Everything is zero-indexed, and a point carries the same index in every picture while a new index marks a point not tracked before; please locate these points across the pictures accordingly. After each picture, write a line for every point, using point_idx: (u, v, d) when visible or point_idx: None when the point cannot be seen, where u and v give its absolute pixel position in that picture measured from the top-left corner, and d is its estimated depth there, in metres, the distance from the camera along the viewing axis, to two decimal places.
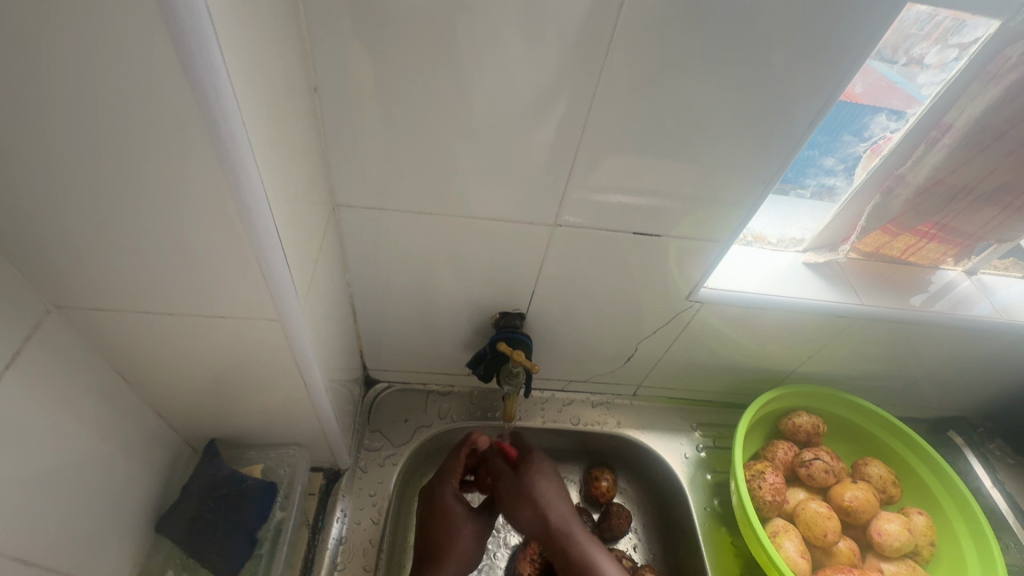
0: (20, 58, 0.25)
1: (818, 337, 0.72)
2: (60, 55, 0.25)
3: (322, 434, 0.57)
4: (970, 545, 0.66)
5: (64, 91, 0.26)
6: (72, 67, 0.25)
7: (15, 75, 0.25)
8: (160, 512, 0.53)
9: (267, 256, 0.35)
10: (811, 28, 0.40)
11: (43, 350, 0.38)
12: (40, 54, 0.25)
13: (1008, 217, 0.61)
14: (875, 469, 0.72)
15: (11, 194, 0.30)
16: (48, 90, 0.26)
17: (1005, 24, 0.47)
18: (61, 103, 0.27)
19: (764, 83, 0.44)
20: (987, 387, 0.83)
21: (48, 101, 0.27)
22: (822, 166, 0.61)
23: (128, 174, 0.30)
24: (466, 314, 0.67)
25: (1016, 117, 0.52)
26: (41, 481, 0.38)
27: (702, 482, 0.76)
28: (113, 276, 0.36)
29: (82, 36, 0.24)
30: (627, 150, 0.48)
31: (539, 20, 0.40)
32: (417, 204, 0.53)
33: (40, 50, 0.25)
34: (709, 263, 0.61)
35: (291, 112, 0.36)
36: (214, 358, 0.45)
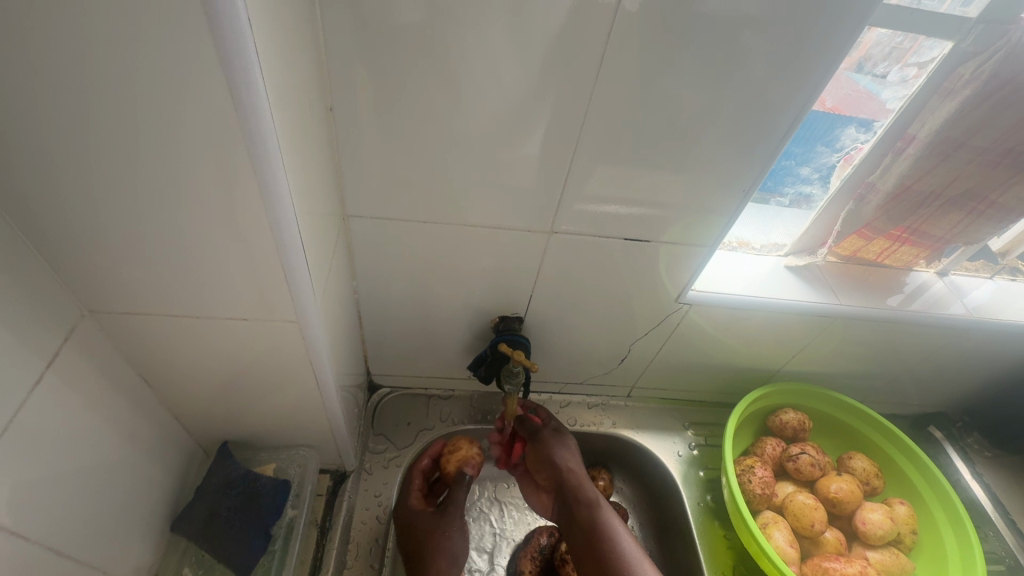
0: (82, 85, 0.28)
1: (802, 337, 0.76)
2: (117, 83, 0.28)
3: (331, 434, 0.59)
4: (949, 533, 0.70)
5: (118, 114, 0.30)
6: (127, 93, 0.29)
7: (75, 100, 0.29)
8: (176, 511, 0.56)
9: (290, 261, 0.38)
10: (780, 51, 0.45)
11: (77, 352, 0.40)
12: (100, 82, 0.28)
13: (973, 221, 0.65)
14: (859, 462, 0.75)
15: (61, 206, 0.34)
16: (103, 113, 0.29)
17: (957, 45, 0.51)
18: (113, 124, 0.30)
19: (742, 99, 0.48)
20: (964, 383, 0.87)
21: (102, 123, 0.30)
22: (799, 175, 0.66)
23: (167, 187, 0.33)
24: (467, 319, 0.70)
25: (975, 128, 0.56)
26: (72, 475, 0.41)
27: (695, 479, 0.79)
28: (146, 282, 0.39)
29: (138, 67, 0.28)
30: (617, 161, 0.52)
31: (536, 44, 0.44)
32: (422, 213, 0.56)
33: (100, 78, 0.28)
34: (696, 267, 0.64)
35: (312, 130, 0.40)
36: (232, 361, 0.48)
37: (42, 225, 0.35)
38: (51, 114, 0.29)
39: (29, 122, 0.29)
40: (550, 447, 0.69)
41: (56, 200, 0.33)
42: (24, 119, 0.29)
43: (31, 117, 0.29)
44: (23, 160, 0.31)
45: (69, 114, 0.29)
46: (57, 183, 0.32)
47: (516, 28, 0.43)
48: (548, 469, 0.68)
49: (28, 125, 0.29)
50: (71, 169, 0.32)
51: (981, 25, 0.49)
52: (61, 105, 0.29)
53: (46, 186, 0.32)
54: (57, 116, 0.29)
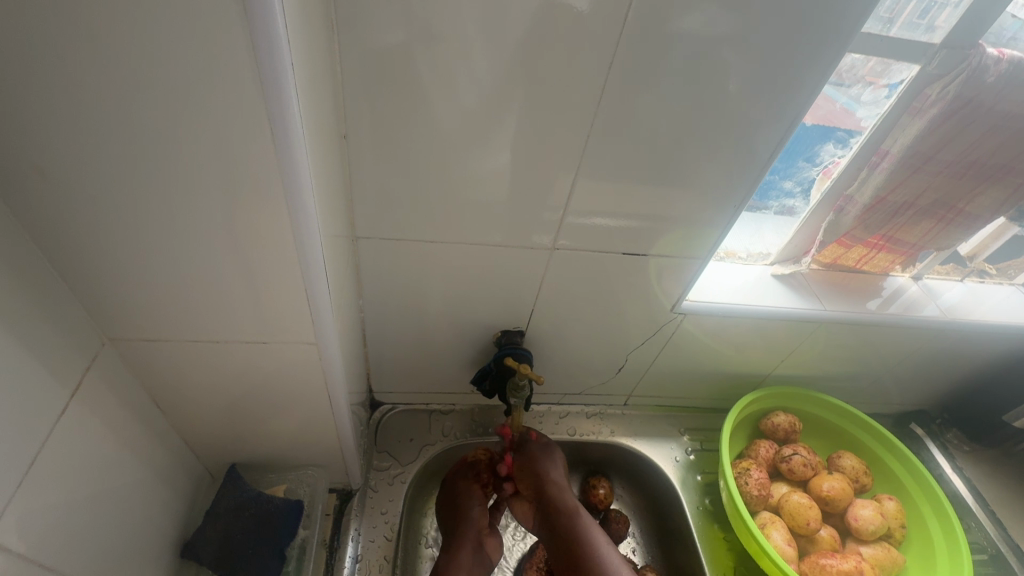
0: (124, 121, 0.29)
1: (789, 342, 0.80)
2: (160, 119, 0.30)
3: (340, 453, 0.60)
4: (935, 525, 0.73)
5: (158, 148, 0.31)
6: (169, 129, 0.30)
7: (118, 135, 0.30)
8: (185, 537, 0.55)
9: (313, 284, 0.39)
10: (766, 76, 0.48)
11: (98, 378, 0.41)
12: (143, 120, 0.30)
13: (943, 228, 0.70)
14: (848, 460, 0.78)
15: (92, 234, 0.35)
16: (142, 146, 0.31)
17: (923, 68, 0.56)
18: (151, 157, 0.31)
19: (730, 120, 0.51)
20: (942, 381, 0.91)
21: (140, 155, 0.31)
22: (782, 189, 0.70)
23: (199, 216, 0.35)
24: (470, 334, 0.71)
25: (941, 145, 0.59)
26: (90, 500, 0.41)
27: (693, 483, 0.81)
28: (166, 307, 0.40)
29: (180, 103, 0.29)
30: (615, 178, 0.55)
31: (541, 70, 0.46)
32: (428, 231, 0.58)
33: (143, 115, 0.29)
34: (688, 278, 0.67)
35: (331, 156, 0.41)
36: (246, 383, 0.49)
37: (71, 253, 0.35)
38: (92, 148, 0.30)
39: (69, 156, 0.30)
40: (534, 457, 0.71)
41: (87, 229, 0.34)
42: (64, 154, 0.30)
43: (70, 150, 0.30)
44: (59, 191, 0.32)
45: (111, 147, 0.30)
46: (91, 213, 0.33)
47: (522, 56, 0.45)
48: (531, 479, 0.70)
49: (68, 157, 0.30)
50: (107, 199, 0.33)
51: (944, 50, 0.54)
52: (102, 141, 0.30)
53: (80, 215, 0.33)
54: (98, 149, 0.30)
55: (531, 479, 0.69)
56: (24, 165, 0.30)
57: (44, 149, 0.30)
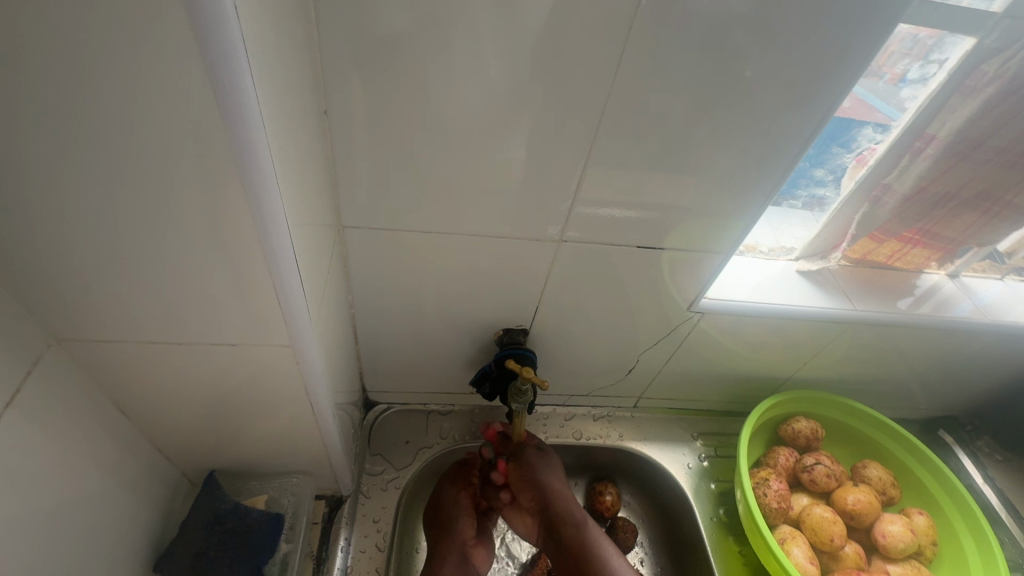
0: (38, 89, 0.24)
1: (813, 343, 0.74)
2: (83, 86, 0.24)
3: (327, 460, 0.55)
4: (969, 543, 0.68)
5: (85, 122, 0.26)
6: (95, 98, 0.25)
7: (33, 106, 0.25)
8: (161, 549, 0.51)
9: (284, 282, 0.34)
10: (809, 47, 0.42)
11: (43, 387, 0.36)
12: (61, 87, 0.24)
13: (987, 222, 0.64)
14: (874, 471, 0.73)
15: (20, 225, 0.29)
16: (65, 119, 0.25)
17: (980, 41, 0.49)
18: (78, 133, 0.26)
19: (766, 100, 0.45)
20: (974, 385, 0.85)
21: (65, 131, 0.26)
22: (813, 177, 0.63)
23: (145, 204, 0.29)
24: (470, 332, 0.66)
25: (994, 129, 0.54)
26: (39, 525, 0.36)
27: (706, 492, 0.76)
28: (120, 306, 0.35)
29: (106, 66, 0.24)
30: (631, 165, 0.49)
31: (549, 40, 0.40)
32: (424, 222, 0.53)
33: (61, 80, 0.24)
34: (710, 273, 0.61)
35: (306, 135, 0.36)
36: (220, 387, 0.44)
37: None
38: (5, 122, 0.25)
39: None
40: (534, 468, 0.67)
41: (13, 219, 0.29)
42: None
43: None
44: None
45: (27, 121, 0.25)
46: (16, 201, 0.28)
47: (530, 24, 0.39)
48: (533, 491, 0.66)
49: None
50: (32, 185, 0.28)
51: (1006, 20, 0.47)
52: (15, 113, 0.25)
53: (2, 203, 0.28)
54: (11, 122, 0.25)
55: (534, 491, 0.66)
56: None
57: None
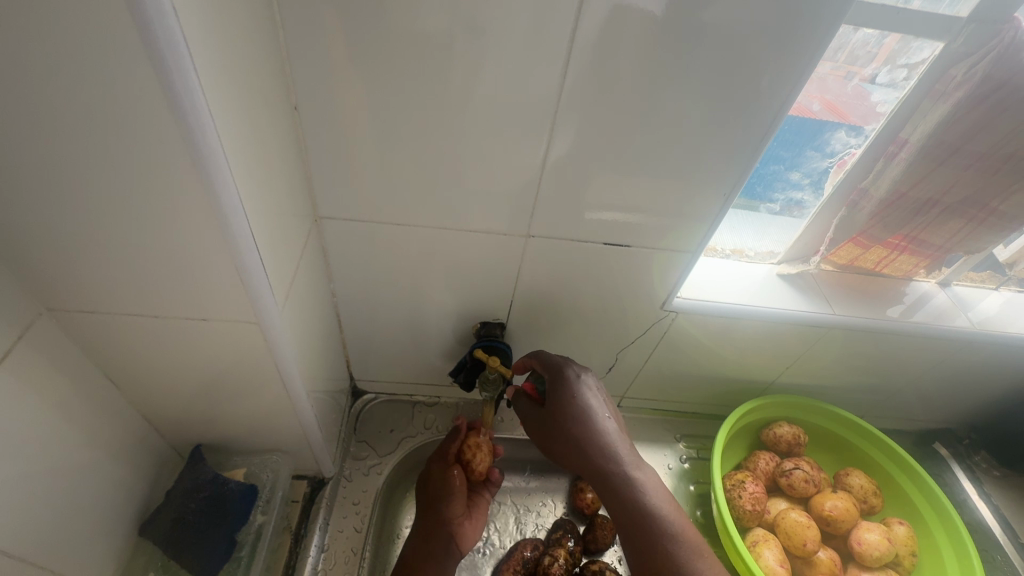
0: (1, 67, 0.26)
1: (798, 348, 0.73)
2: (42, 67, 0.26)
3: (305, 441, 0.58)
4: (950, 555, 0.67)
5: (46, 100, 0.28)
6: (52, 77, 0.27)
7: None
8: (144, 518, 0.54)
9: (245, 260, 0.36)
10: (761, 47, 0.43)
11: (30, 350, 0.39)
12: (22, 66, 0.26)
13: (974, 230, 0.63)
14: (856, 479, 0.72)
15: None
16: (28, 99, 0.28)
17: (948, 45, 0.50)
18: (42, 110, 0.28)
19: (723, 98, 0.46)
20: (971, 398, 0.84)
21: (30, 109, 0.28)
22: (789, 181, 0.64)
23: (109, 181, 0.31)
24: (451, 325, 0.69)
25: (970, 134, 0.53)
26: (26, 483, 0.40)
27: (685, 493, 0.76)
28: (96, 281, 0.38)
29: (59, 49, 0.26)
30: (594, 162, 0.50)
31: (504, 41, 0.42)
32: (397, 216, 0.55)
33: (20, 60, 0.26)
34: (683, 270, 0.61)
35: (268, 126, 0.39)
36: (197, 363, 0.46)
37: None
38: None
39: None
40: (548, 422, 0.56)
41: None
42: None
43: None
44: None
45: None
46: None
47: (484, 25, 0.41)
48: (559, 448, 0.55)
49: None
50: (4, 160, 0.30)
51: (972, 25, 0.48)
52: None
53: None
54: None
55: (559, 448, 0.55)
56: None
57: None
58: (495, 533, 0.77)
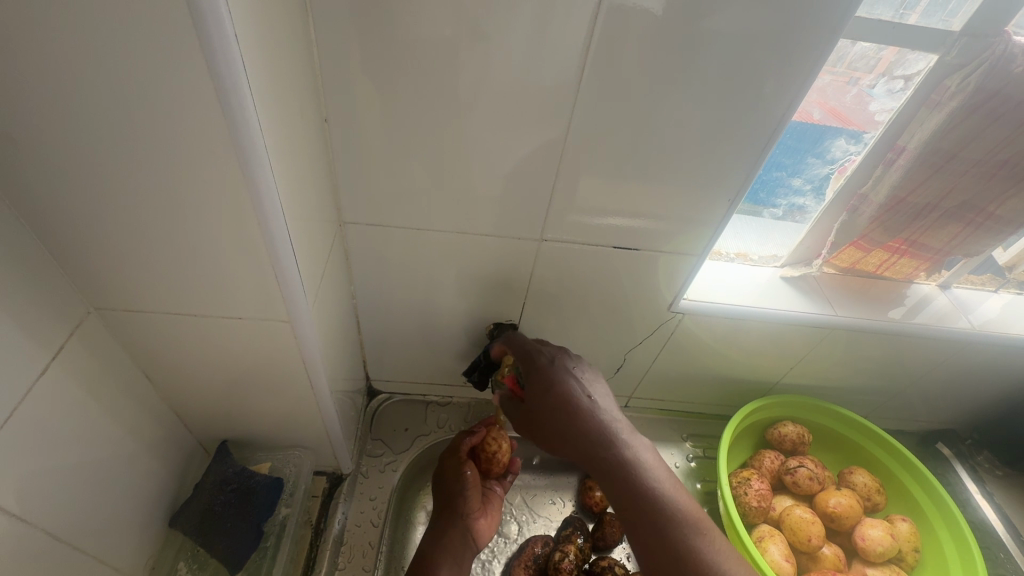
0: (75, 85, 0.29)
1: (802, 349, 0.75)
2: (112, 84, 0.29)
3: (326, 437, 0.60)
4: (952, 551, 0.68)
5: (112, 114, 0.30)
6: (119, 93, 0.30)
7: (70, 99, 0.30)
8: (173, 509, 0.56)
9: (281, 261, 0.39)
10: (763, 61, 0.45)
11: (80, 345, 0.41)
12: (93, 83, 0.29)
13: (971, 233, 0.65)
14: (860, 477, 0.74)
15: (57, 202, 0.35)
16: (97, 112, 0.30)
17: (942, 57, 0.52)
18: (108, 123, 0.31)
19: (727, 109, 0.48)
20: (973, 399, 0.85)
21: (97, 121, 0.31)
22: (791, 187, 0.66)
23: (162, 188, 0.34)
24: (465, 326, 0.71)
25: (965, 141, 0.56)
26: (72, 470, 0.42)
27: (692, 491, 0.78)
28: (142, 280, 0.40)
29: (128, 68, 0.29)
30: (604, 168, 0.53)
31: (521, 56, 0.45)
32: (415, 220, 0.57)
33: (92, 78, 0.29)
34: (688, 273, 0.64)
35: (302, 137, 0.41)
36: (229, 360, 0.49)
37: (49, 224, 0.36)
38: (49, 113, 0.30)
39: (28, 120, 0.30)
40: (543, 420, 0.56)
41: (52, 195, 0.34)
42: (21, 118, 0.30)
43: (39, 121, 0.30)
44: (34, 163, 0.32)
45: (66, 112, 0.30)
46: (53, 179, 0.33)
47: (503, 42, 0.44)
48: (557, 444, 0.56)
49: (37, 128, 0.31)
50: (69, 168, 0.33)
51: (964, 38, 0.50)
52: (56, 105, 0.30)
53: (44, 181, 0.33)
54: (64, 119, 0.30)
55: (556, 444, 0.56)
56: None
57: (17, 122, 0.30)
58: (506, 531, 0.79)
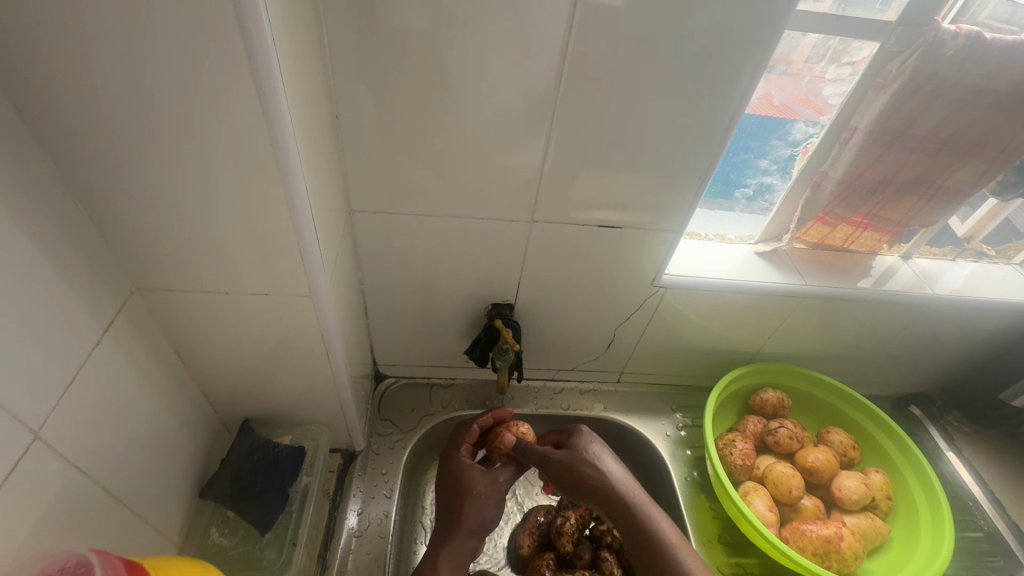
0: (135, 84, 0.34)
1: (779, 318, 0.81)
2: (162, 82, 0.34)
3: (342, 412, 0.65)
4: (921, 496, 0.74)
5: (163, 109, 0.36)
6: (171, 91, 0.35)
7: (128, 97, 0.35)
8: (202, 482, 0.61)
9: (304, 238, 0.44)
10: (724, 50, 0.51)
11: (125, 323, 0.46)
12: (147, 81, 0.34)
13: (924, 205, 0.72)
14: (837, 435, 0.79)
15: (112, 191, 0.40)
16: (149, 107, 0.35)
17: (883, 45, 0.59)
18: (159, 117, 0.36)
19: (696, 94, 0.54)
20: (940, 362, 0.92)
21: (149, 115, 0.36)
22: (759, 167, 0.72)
23: (202, 174, 0.39)
24: (465, 308, 0.76)
25: (910, 119, 0.62)
26: (122, 434, 0.47)
27: (682, 457, 0.83)
28: (179, 260, 0.45)
29: (179, 72, 0.34)
30: (588, 154, 0.58)
31: (509, 52, 0.50)
32: (418, 207, 0.63)
33: (148, 78, 0.34)
34: (668, 249, 0.69)
35: (319, 128, 0.46)
36: (255, 337, 0.54)
37: (102, 210, 0.41)
38: (111, 111, 0.35)
39: (92, 119, 0.36)
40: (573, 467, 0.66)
41: (107, 183, 0.39)
42: (84, 114, 0.35)
43: (99, 117, 0.36)
44: (93, 154, 0.37)
45: (125, 111, 0.35)
46: (110, 169, 0.38)
47: (492, 39, 0.49)
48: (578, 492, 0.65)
49: (96, 122, 0.36)
50: (125, 159, 0.38)
51: (899, 27, 0.57)
52: (115, 102, 0.35)
53: (102, 170, 0.38)
54: (121, 114, 0.36)
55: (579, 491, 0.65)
56: (57, 127, 0.36)
57: (81, 117, 0.35)
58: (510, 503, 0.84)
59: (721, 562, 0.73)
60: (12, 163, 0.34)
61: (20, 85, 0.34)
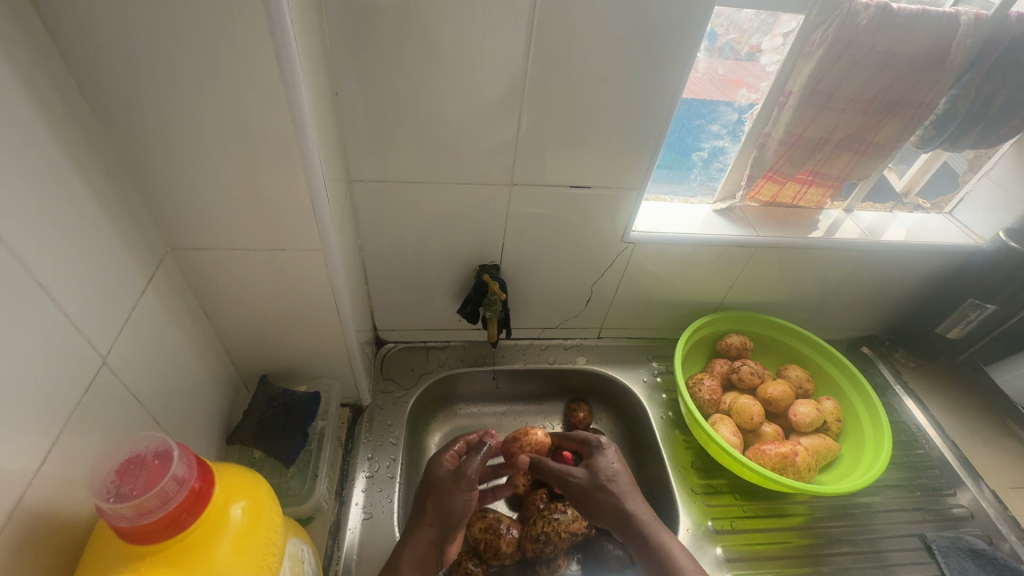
0: (173, 61, 0.41)
1: (738, 269, 0.90)
2: (197, 58, 0.41)
3: (350, 365, 0.72)
4: (866, 417, 0.84)
5: (197, 82, 0.43)
6: (204, 67, 0.42)
7: (167, 73, 0.42)
8: (229, 429, 0.68)
9: (316, 195, 0.52)
10: (669, 23, 0.59)
11: (163, 278, 0.53)
12: (183, 58, 0.41)
13: (860, 160, 0.81)
14: (794, 370, 0.89)
15: (151, 157, 0.47)
16: (185, 81, 0.42)
17: (807, 17, 0.68)
18: (193, 90, 0.43)
19: (649, 63, 0.62)
20: (886, 305, 1.02)
21: (185, 88, 0.43)
22: (711, 132, 0.80)
23: (228, 139, 0.46)
24: (456, 271, 0.84)
25: (838, 82, 0.71)
26: (164, 375, 0.54)
27: (658, 399, 0.92)
28: (208, 219, 0.52)
29: (212, 49, 0.41)
30: (558, 121, 0.66)
31: (483, 31, 0.58)
32: (409, 176, 0.70)
33: (184, 56, 0.41)
34: (633, 207, 0.78)
35: (323, 101, 0.54)
36: (272, 292, 0.61)
37: (142, 174, 0.48)
38: (152, 86, 0.42)
39: (137, 92, 0.42)
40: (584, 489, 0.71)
41: (148, 150, 0.46)
42: (130, 89, 0.42)
43: (143, 91, 0.42)
44: (136, 124, 0.44)
45: (167, 86, 0.42)
46: (150, 137, 0.45)
47: (468, 20, 0.57)
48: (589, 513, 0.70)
49: (140, 96, 0.43)
50: (163, 127, 0.45)
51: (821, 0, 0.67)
52: (157, 77, 0.42)
53: (143, 138, 0.45)
54: (161, 88, 0.43)
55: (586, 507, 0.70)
56: (107, 101, 0.43)
57: (128, 91, 0.42)
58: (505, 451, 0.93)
59: (694, 484, 0.82)
60: (77, 131, 0.41)
61: (78, 65, 0.40)
